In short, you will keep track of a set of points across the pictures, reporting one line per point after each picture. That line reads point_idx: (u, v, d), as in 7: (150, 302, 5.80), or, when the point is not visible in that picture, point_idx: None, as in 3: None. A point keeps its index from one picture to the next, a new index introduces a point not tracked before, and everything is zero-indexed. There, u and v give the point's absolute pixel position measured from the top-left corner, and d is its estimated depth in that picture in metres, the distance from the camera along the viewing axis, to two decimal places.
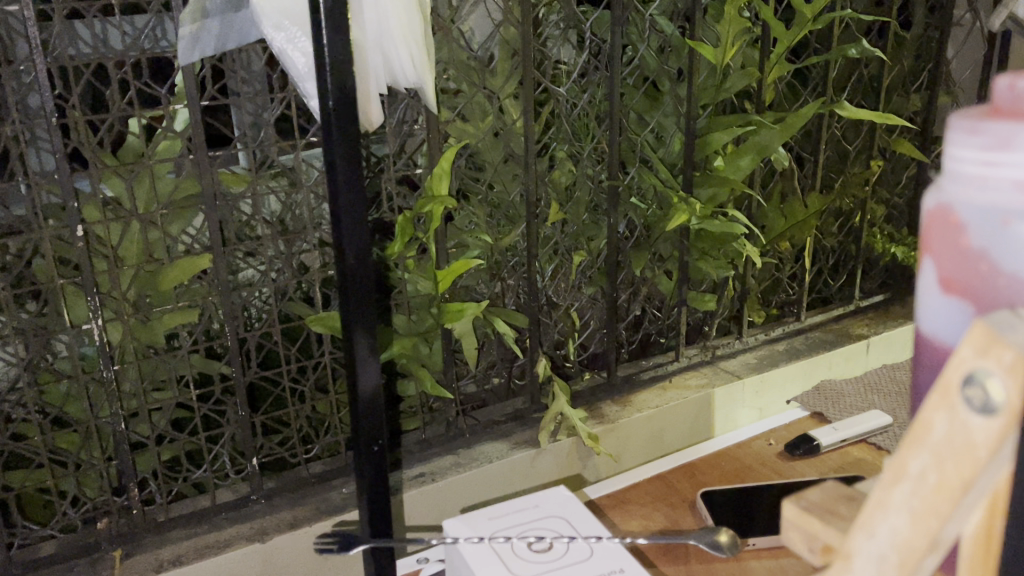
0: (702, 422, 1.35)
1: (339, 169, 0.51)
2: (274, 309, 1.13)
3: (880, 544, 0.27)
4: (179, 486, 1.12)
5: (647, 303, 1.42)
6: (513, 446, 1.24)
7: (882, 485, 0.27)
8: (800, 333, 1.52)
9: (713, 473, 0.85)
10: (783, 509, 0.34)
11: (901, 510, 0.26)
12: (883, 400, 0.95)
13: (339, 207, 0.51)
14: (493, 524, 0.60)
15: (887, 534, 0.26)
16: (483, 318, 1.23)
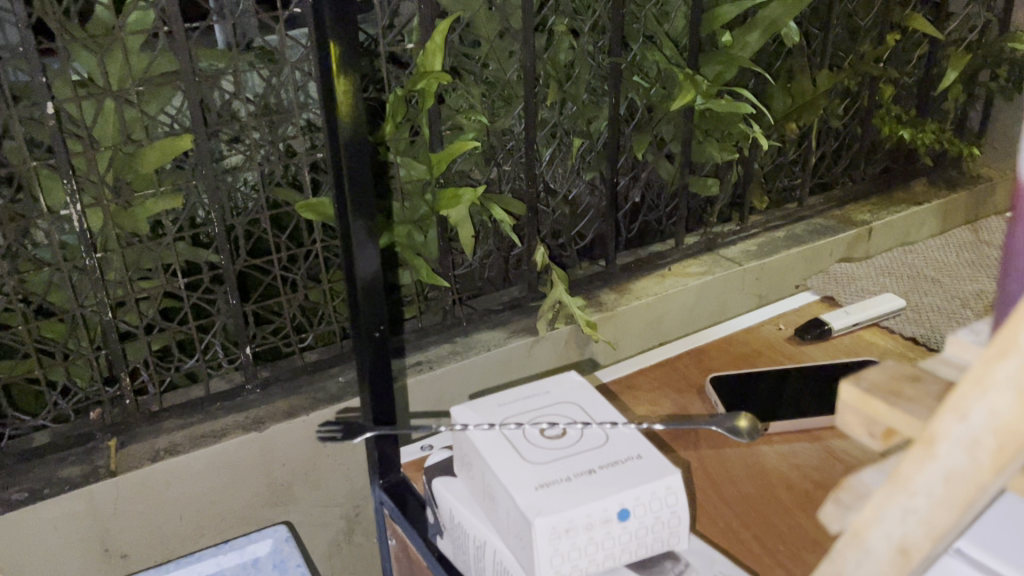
0: (701, 309, 1.34)
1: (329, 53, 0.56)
2: (262, 195, 1.08)
3: (974, 428, 0.25)
4: (171, 375, 1.10)
5: (646, 189, 1.36)
6: (511, 334, 1.22)
7: (983, 362, 0.24)
8: (801, 219, 1.49)
9: (721, 358, 0.83)
10: (839, 390, 0.32)
11: (1006, 389, 0.24)
12: (894, 285, 0.92)
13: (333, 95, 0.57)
14: (504, 411, 0.58)
15: (983, 416, 0.24)
16: (480, 205, 1.19)
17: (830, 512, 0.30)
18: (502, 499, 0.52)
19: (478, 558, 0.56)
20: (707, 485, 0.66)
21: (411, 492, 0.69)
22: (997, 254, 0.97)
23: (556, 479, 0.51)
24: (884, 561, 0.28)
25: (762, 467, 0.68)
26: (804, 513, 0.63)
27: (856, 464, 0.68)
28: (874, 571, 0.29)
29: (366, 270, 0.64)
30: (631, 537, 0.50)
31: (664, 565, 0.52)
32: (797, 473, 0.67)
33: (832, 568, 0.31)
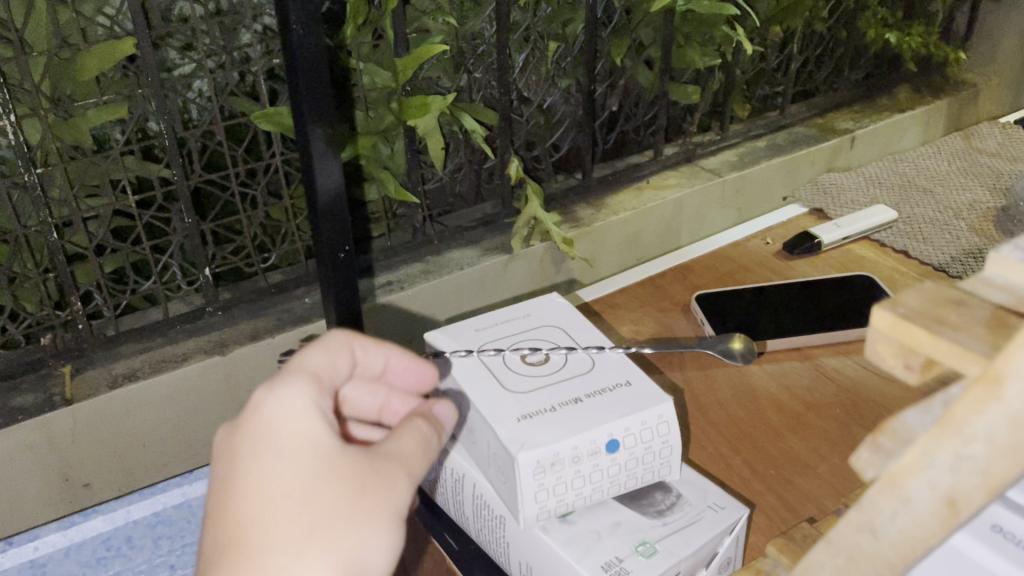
0: (681, 223, 1.29)
1: None
2: (215, 106, 1.00)
3: None
4: (127, 298, 1.04)
5: (624, 97, 1.30)
6: (484, 252, 1.17)
7: None
8: (783, 128, 1.44)
9: (707, 275, 0.79)
10: (871, 318, 0.28)
11: None
12: (885, 195, 0.88)
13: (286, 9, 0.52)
14: (481, 336, 0.54)
15: None
16: (449, 115, 1.12)
17: (862, 456, 0.26)
18: (482, 431, 0.48)
19: (456, 491, 0.53)
20: (695, 409, 0.63)
21: None
22: (990, 161, 0.93)
23: (539, 409, 0.47)
24: (927, 515, 0.25)
25: (751, 388, 0.65)
26: (796, 436, 0.60)
27: (847, 384, 0.65)
28: (912, 525, 0.26)
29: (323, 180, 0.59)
30: (621, 469, 0.47)
31: (655, 497, 0.49)
32: (787, 394, 0.64)
33: (861, 518, 0.27)
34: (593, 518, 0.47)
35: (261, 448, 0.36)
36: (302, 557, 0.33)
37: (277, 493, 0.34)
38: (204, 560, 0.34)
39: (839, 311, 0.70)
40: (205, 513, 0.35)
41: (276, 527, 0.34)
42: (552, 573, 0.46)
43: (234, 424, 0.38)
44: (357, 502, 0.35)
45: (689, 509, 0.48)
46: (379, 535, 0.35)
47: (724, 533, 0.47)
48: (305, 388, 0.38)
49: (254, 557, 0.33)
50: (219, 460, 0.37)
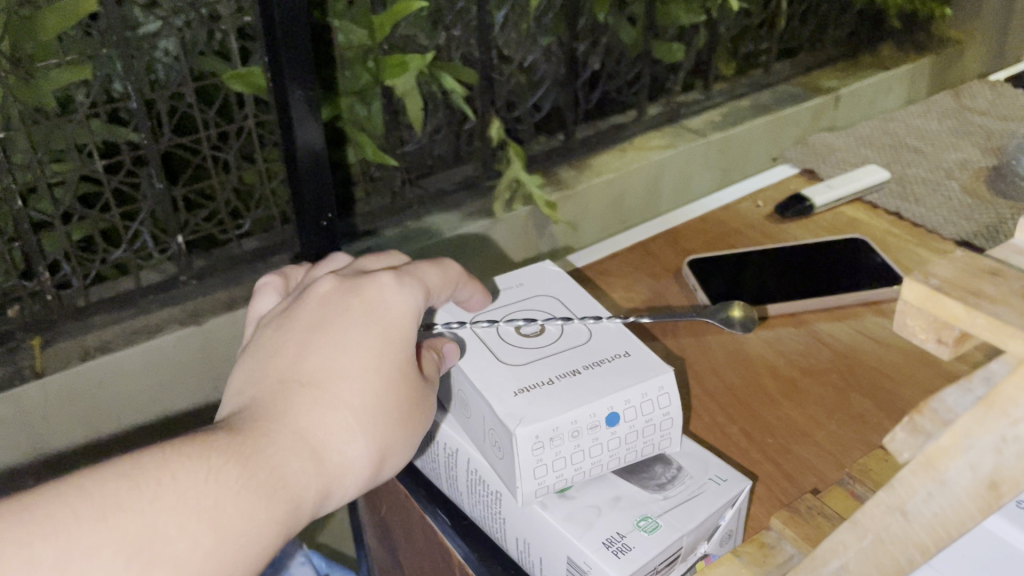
0: (666, 185, 1.28)
1: None
2: (184, 66, 0.96)
3: None
4: (97, 267, 1.00)
5: (607, 55, 1.25)
6: (465, 217, 1.15)
7: None
8: (766, 87, 1.43)
9: (698, 240, 0.77)
10: (902, 289, 0.26)
11: None
12: (876, 156, 0.87)
13: None
14: (474, 307, 0.52)
15: None
16: (428, 75, 1.09)
17: (903, 440, 0.30)
18: (477, 406, 0.46)
19: (449, 467, 0.51)
20: (690, 377, 0.62)
21: None
22: (980, 120, 0.92)
23: (536, 382, 0.46)
24: (963, 497, 0.26)
25: (745, 355, 0.64)
26: (793, 403, 0.59)
27: (843, 349, 0.64)
28: (946, 506, 0.27)
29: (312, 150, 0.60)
30: (621, 443, 0.45)
31: (655, 471, 0.47)
32: (782, 360, 0.63)
33: (891, 501, 0.29)
34: (592, 493, 0.46)
35: (371, 324, 0.44)
36: (362, 426, 0.41)
37: (368, 365, 0.43)
38: (286, 379, 0.42)
39: (835, 276, 0.69)
40: (304, 342, 0.43)
41: (356, 390, 0.42)
42: (551, 549, 0.45)
43: (351, 288, 0.46)
44: (409, 408, 0.44)
45: (690, 482, 0.47)
46: (408, 436, 0.44)
47: (726, 506, 0.46)
48: (416, 292, 0.46)
49: (332, 404, 0.41)
50: (326, 311, 0.45)
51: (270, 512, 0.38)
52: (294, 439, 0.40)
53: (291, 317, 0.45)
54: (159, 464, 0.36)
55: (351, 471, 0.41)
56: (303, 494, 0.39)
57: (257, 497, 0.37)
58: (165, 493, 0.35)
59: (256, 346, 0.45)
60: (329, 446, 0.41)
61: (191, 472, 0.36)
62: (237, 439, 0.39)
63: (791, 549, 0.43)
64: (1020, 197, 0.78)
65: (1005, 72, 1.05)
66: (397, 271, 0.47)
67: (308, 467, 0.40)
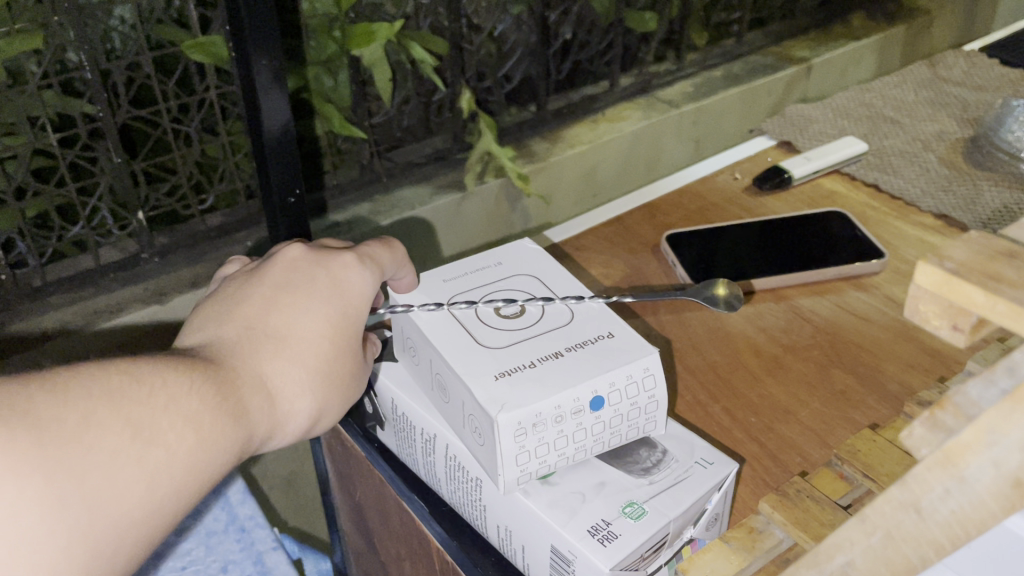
0: (639, 157, 1.26)
1: None
2: (142, 35, 0.91)
3: None
4: (54, 245, 0.96)
5: (578, 25, 1.24)
6: (436, 190, 1.12)
7: None
8: (739, 57, 1.42)
9: (675, 213, 0.76)
10: (915, 274, 0.24)
11: None
12: (853, 127, 0.86)
13: None
14: (451, 288, 0.50)
15: None
16: (397, 44, 1.05)
17: (916, 432, 0.25)
18: (456, 391, 0.44)
19: (427, 452, 0.50)
20: (670, 356, 0.61)
21: None
22: (956, 90, 0.91)
23: (517, 365, 0.44)
24: (987, 496, 0.24)
25: (727, 331, 0.63)
26: (775, 380, 0.58)
27: (824, 324, 0.63)
28: (965, 504, 0.25)
29: (281, 124, 0.57)
30: (605, 427, 0.44)
31: (640, 455, 0.46)
32: (764, 337, 0.62)
33: (904, 497, 0.26)
34: (576, 479, 0.45)
35: (337, 293, 0.45)
36: (315, 384, 0.43)
37: (330, 328, 0.44)
38: (251, 327, 0.42)
39: (813, 250, 0.68)
40: (274, 295, 0.44)
41: (316, 349, 0.43)
42: (534, 537, 0.44)
43: (320, 254, 0.47)
44: (351, 377, 0.45)
45: (676, 466, 0.45)
46: (345, 401, 0.45)
47: (713, 490, 0.45)
48: (379, 271, 0.48)
49: (294, 357, 0.42)
50: (295, 270, 0.46)
51: (237, 439, 0.38)
52: (257, 381, 0.41)
53: (255, 272, 0.46)
54: (150, 369, 0.36)
55: (296, 423, 0.42)
56: (257, 431, 0.40)
57: (228, 421, 0.38)
58: (162, 396, 0.36)
59: (216, 295, 0.45)
60: (283, 396, 0.41)
61: (182, 386, 0.37)
62: (213, 367, 0.39)
63: (780, 533, 0.43)
64: (998, 168, 0.78)
65: (980, 42, 1.04)
66: (363, 249, 0.48)
67: (264, 409, 0.40)
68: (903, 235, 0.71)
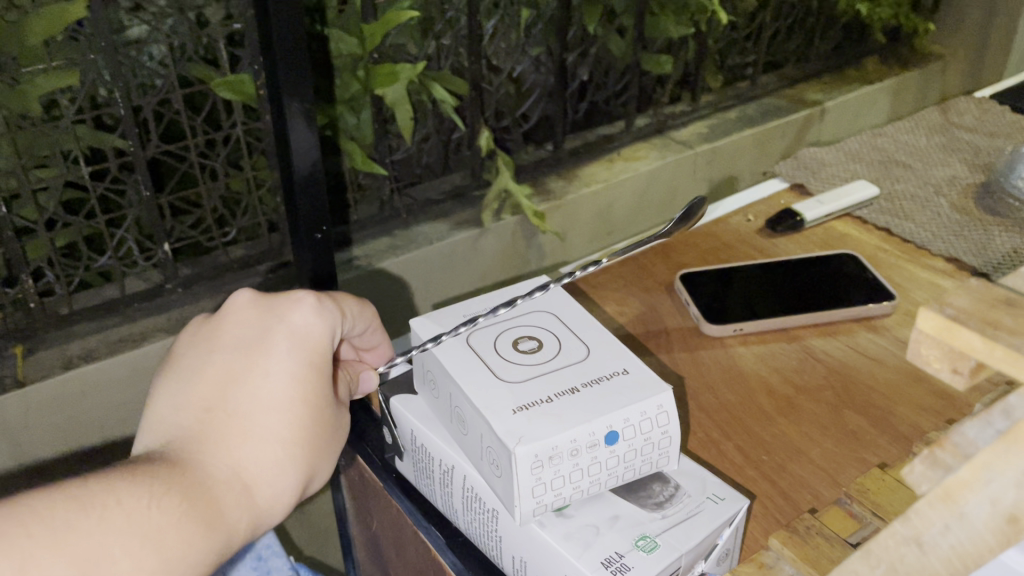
0: (652, 196, 1.28)
1: None
2: (174, 73, 0.94)
3: None
4: (81, 275, 0.99)
5: (595, 66, 1.26)
6: (454, 226, 1.15)
7: None
8: (753, 100, 1.44)
9: (688, 253, 0.78)
10: (917, 320, 0.26)
11: None
12: (864, 171, 0.88)
13: None
14: (472, 322, 0.52)
15: None
16: (419, 84, 1.08)
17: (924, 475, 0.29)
18: (475, 423, 0.46)
19: (445, 483, 0.51)
20: (684, 393, 0.62)
21: (363, 412, 0.63)
22: (967, 136, 0.93)
23: (534, 400, 0.45)
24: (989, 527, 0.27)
25: (739, 371, 0.64)
26: (788, 420, 0.59)
27: (836, 365, 0.64)
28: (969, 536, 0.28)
29: (310, 164, 0.59)
30: (619, 462, 0.45)
31: (653, 489, 0.47)
32: (776, 377, 0.63)
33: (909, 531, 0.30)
34: (590, 512, 0.46)
35: (299, 353, 0.46)
36: (286, 457, 0.44)
37: (293, 393, 0.45)
38: (211, 410, 0.44)
39: (824, 291, 0.70)
40: (232, 369, 0.45)
41: (281, 421, 0.44)
42: (548, 569, 0.45)
43: (271, 307, 0.48)
44: (326, 437, 0.47)
45: (688, 501, 0.46)
46: (327, 460, 0.47)
47: (724, 525, 0.46)
48: (335, 315, 0.49)
49: (260, 437, 0.44)
50: (247, 333, 0.47)
51: (206, 538, 0.40)
52: (223, 471, 0.42)
53: (209, 340, 0.47)
54: (101, 488, 0.38)
55: (273, 500, 0.44)
56: (236, 524, 0.42)
57: (198, 529, 0.40)
58: (115, 516, 0.37)
59: (176, 368, 0.47)
60: (254, 479, 0.43)
61: (137, 503, 0.38)
62: (175, 471, 0.41)
63: (789, 569, 0.44)
64: (1009, 214, 0.79)
65: (991, 88, 1.06)
66: (321, 294, 0.49)
67: (236, 498, 0.42)
68: (914, 278, 0.72)
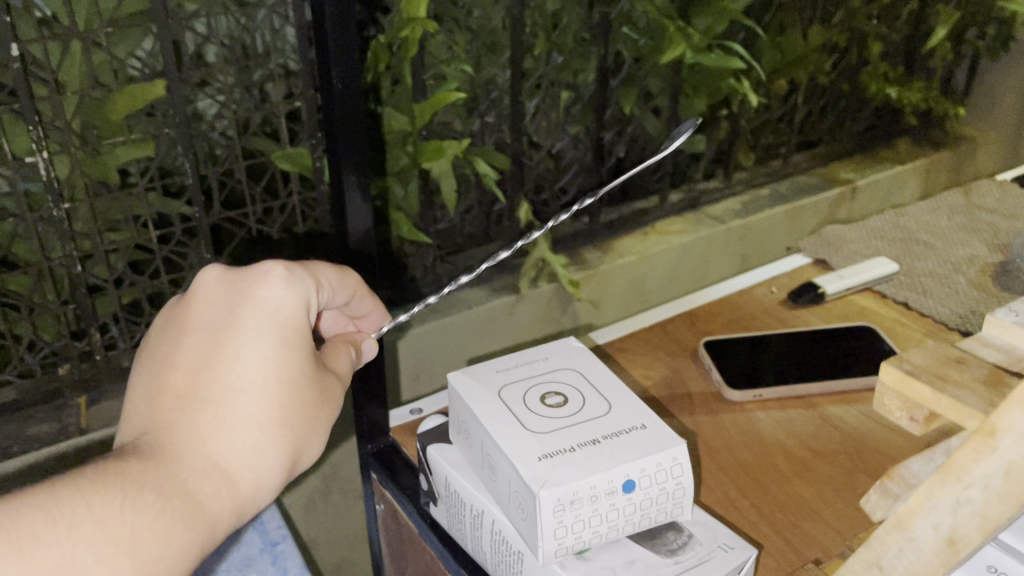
0: (686, 269, 1.33)
1: (328, 26, 0.56)
2: (238, 145, 1.02)
3: None
4: (143, 331, 1.04)
5: (631, 144, 1.33)
6: (493, 292, 1.21)
7: None
8: (785, 178, 1.50)
9: (713, 321, 0.82)
10: (882, 374, 0.36)
11: None
12: (885, 248, 0.92)
13: (328, 58, 0.57)
14: (504, 377, 0.57)
15: None
16: (463, 159, 1.15)
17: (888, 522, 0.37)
18: (504, 470, 0.50)
19: (475, 527, 0.55)
20: (704, 454, 0.65)
21: (400, 461, 0.68)
22: (989, 217, 0.96)
23: (559, 449, 0.49)
24: (932, 548, 0.34)
25: (759, 435, 0.67)
26: (803, 482, 0.62)
27: (851, 432, 0.67)
28: (919, 557, 0.35)
29: (364, 230, 0.66)
30: (635, 509, 0.49)
31: (667, 537, 0.51)
32: (793, 441, 0.66)
33: (871, 556, 0.38)
34: (608, 555, 0.50)
35: (268, 329, 0.48)
36: (266, 436, 0.46)
37: (266, 372, 0.47)
38: (185, 397, 0.46)
39: (838, 361, 0.73)
40: (203, 352, 0.47)
41: (255, 402, 0.46)
42: None
43: (237, 288, 0.49)
44: (311, 409, 0.49)
45: (699, 549, 0.50)
46: (311, 439, 0.49)
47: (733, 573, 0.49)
48: (305, 287, 0.50)
49: (236, 422, 0.46)
50: (216, 317, 0.48)
51: (187, 523, 0.42)
52: (201, 457, 0.44)
53: (180, 326, 0.49)
54: (73, 490, 0.39)
55: (257, 478, 0.46)
56: (220, 510, 0.44)
57: (178, 522, 0.41)
58: (89, 518, 0.39)
59: (149, 360, 0.49)
60: (233, 460, 0.45)
61: (111, 501, 0.40)
62: (150, 466, 0.42)
63: None
64: None
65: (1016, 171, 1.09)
66: (289, 264, 0.51)
67: (213, 483, 0.44)
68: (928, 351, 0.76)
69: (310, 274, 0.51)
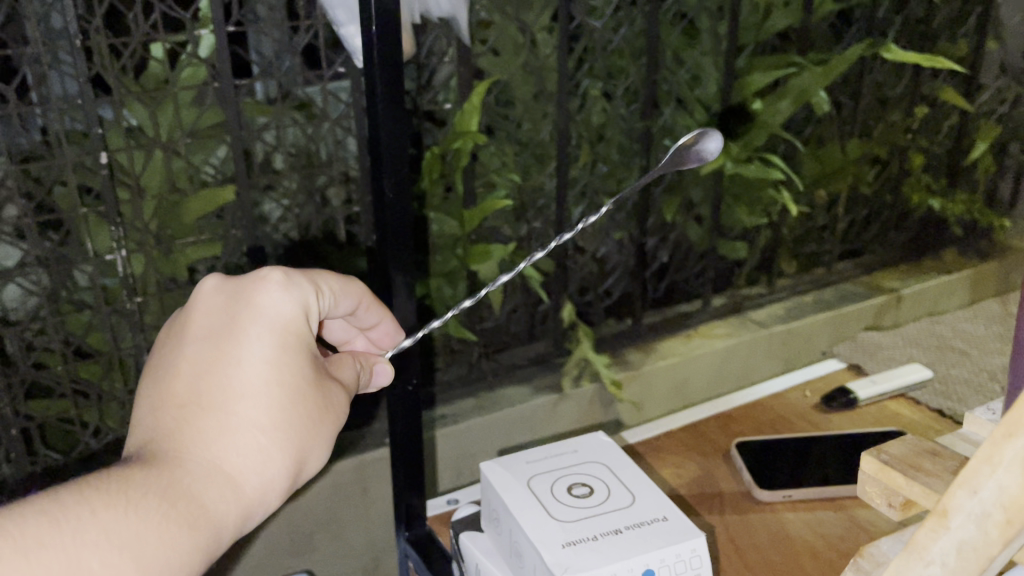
0: (731, 369, 1.35)
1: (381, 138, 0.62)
2: (298, 245, 1.10)
3: (982, 500, 0.33)
4: None
5: (674, 250, 1.36)
6: (535, 390, 1.24)
7: (986, 451, 0.33)
8: (829, 284, 1.51)
9: (747, 424, 0.83)
10: (864, 462, 0.41)
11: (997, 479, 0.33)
12: (921, 355, 0.93)
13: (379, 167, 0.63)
14: (533, 467, 0.59)
15: (991, 491, 0.33)
16: (509, 262, 1.20)
17: None
18: (529, 556, 0.53)
19: None
20: (732, 551, 0.66)
21: (434, 547, 0.70)
22: None
23: (583, 537, 0.52)
24: None
25: (786, 533, 0.68)
26: None
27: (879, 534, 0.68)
28: None
29: (407, 321, 0.70)
30: None
31: None
32: (821, 542, 0.67)
33: None
34: None
35: (268, 334, 0.47)
36: (270, 440, 0.45)
37: (267, 376, 0.46)
38: (186, 405, 0.45)
39: None
40: (205, 359, 0.46)
41: (258, 407, 0.45)
42: None
43: (233, 294, 0.48)
44: (317, 413, 0.47)
45: None
46: (319, 445, 0.48)
47: None
48: (303, 292, 0.50)
49: (238, 428, 0.45)
50: (215, 324, 0.48)
51: (190, 527, 0.41)
52: (202, 463, 0.43)
53: (177, 334, 0.48)
54: (72, 497, 0.38)
55: (262, 482, 0.45)
56: (224, 515, 0.43)
57: (181, 527, 0.41)
58: (89, 526, 0.38)
59: (149, 370, 0.47)
60: (236, 464, 0.44)
61: (113, 509, 0.39)
62: (151, 474, 0.41)
63: None
64: None
65: None
66: (286, 270, 0.50)
67: (216, 487, 0.43)
68: None
69: (308, 279, 0.50)
